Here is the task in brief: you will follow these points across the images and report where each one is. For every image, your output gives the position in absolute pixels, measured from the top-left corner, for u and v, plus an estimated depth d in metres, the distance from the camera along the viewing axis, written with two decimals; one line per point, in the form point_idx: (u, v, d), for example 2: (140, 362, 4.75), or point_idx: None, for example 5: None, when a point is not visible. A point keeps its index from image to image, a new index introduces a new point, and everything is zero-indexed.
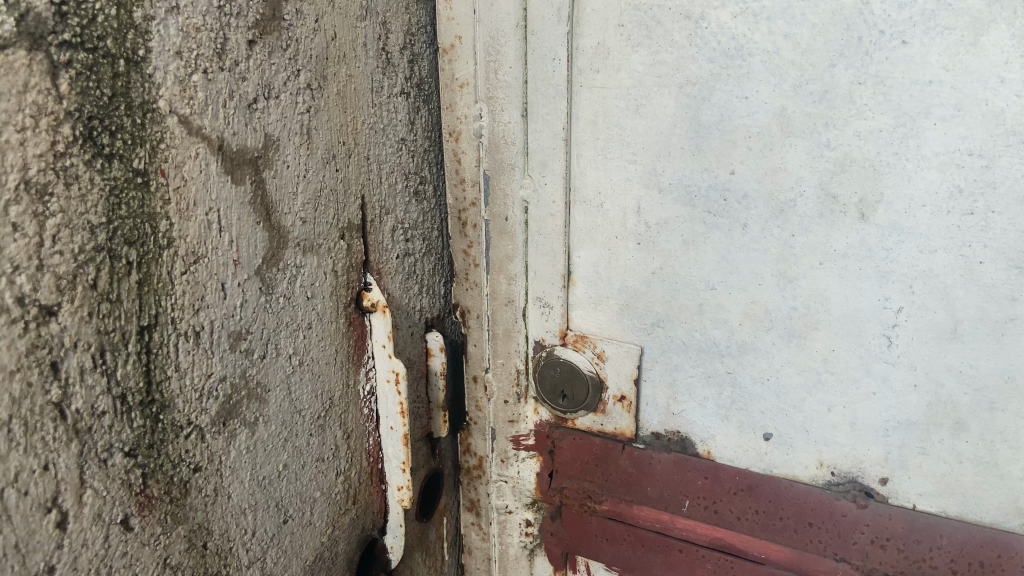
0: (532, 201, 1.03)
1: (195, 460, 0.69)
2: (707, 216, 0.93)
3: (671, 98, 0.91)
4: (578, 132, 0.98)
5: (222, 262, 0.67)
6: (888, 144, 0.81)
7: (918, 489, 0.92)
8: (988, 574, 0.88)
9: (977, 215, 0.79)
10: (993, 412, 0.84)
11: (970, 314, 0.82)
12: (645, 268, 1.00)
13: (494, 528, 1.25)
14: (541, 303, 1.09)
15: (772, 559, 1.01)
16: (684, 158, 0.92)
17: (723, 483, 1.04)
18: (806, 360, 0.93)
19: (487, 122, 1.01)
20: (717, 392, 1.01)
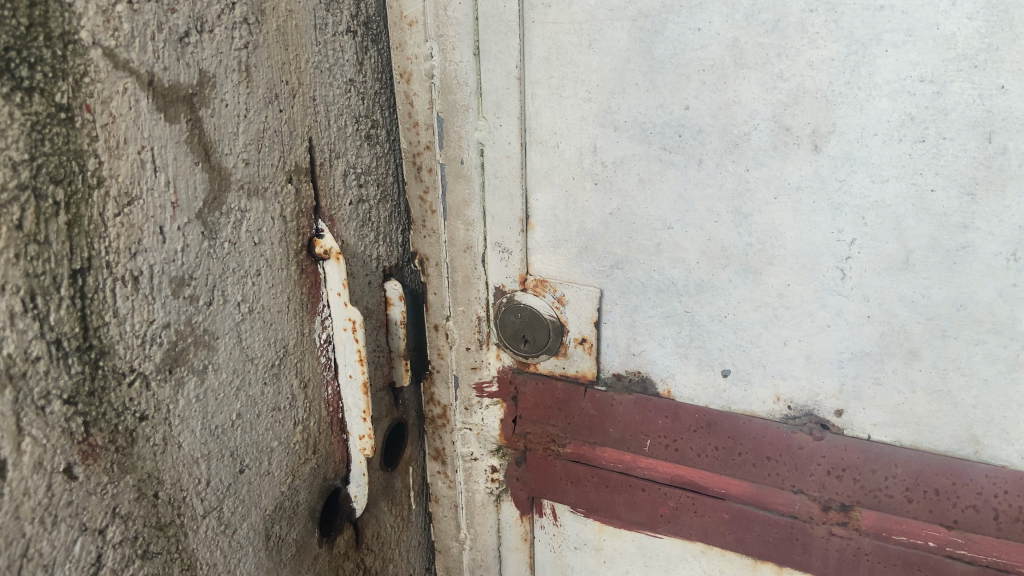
0: (487, 143, 1.01)
1: (141, 409, 0.67)
2: (662, 153, 0.92)
3: (624, 31, 0.89)
4: (531, 70, 0.96)
5: (159, 204, 0.65)
6: (840, 73, 0.80)
7: (873, 420, 0.93)
8: (942, 501, 0.91)
9: (928, 142, 0.79)
10: (945, 340, 0.86)
11: (922, 244, 0.83)
12: (603, 209, 0.99)
13: (460, 475, 1.26)
14: (499, 248, 1.08)
15: (732, 494, 1.04)
16: (638, 95, 0.91)
17: (684, 421, 1.05)
18: (763, 296, 0.94)
19: (438, 61, 0.98)
20: (676, 331, 1.01)
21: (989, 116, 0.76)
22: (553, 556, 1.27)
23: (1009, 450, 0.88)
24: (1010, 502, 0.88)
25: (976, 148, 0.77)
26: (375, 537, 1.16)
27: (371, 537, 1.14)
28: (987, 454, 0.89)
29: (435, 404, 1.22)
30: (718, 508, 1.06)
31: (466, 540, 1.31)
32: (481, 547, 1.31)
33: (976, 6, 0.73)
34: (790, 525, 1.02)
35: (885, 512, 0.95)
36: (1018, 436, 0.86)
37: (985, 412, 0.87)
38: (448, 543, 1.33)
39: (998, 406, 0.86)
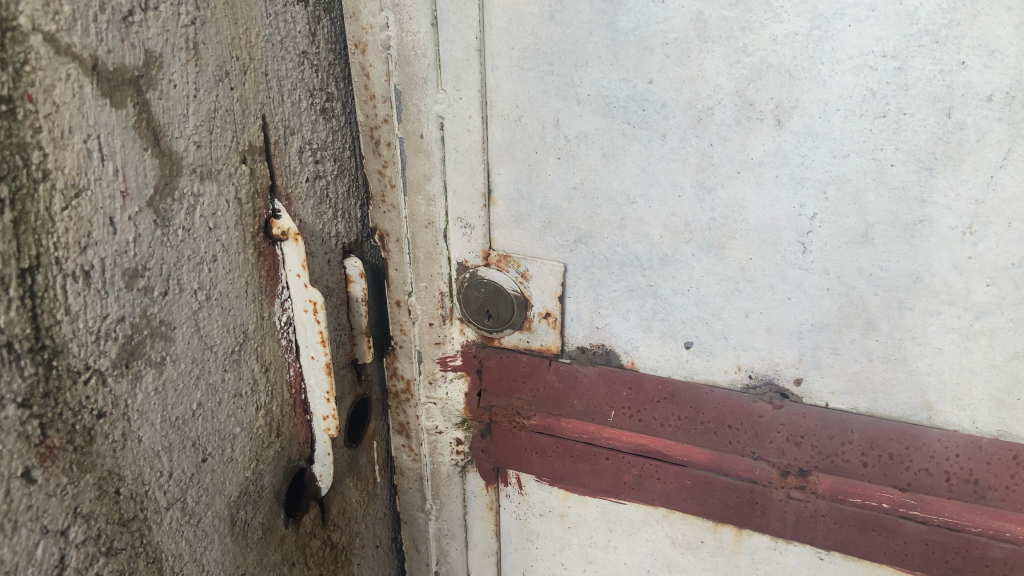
0: (447, 116, 0.99)
1: (98, 406, 0.65)
2: (626, 128, 0.91)
3: (587, 3, 0.87)
4: (491, 42, 0.93)
5: (109, 194, 0.62)
6: (803, 47, 0.79)
7: (831, 388, 0.96)
8: (897, 464, 0.95)
9: (889, 117, 0.79)
10: (902, 311, 0.88)
11: (881, 218, 0.84)
12: (566, 183, 0.98)
13: (425, 448, 1.26)
14: (461, 223, 1.06)
15: (693, 461, 1.06)
16: (601, 68, 0.89)
17: (647, 392, 1.06)
18: (725, 270, 0.94)
19: (395, 32, 0.95)
20: (640, 304, 1.02)
21: (948, 92, 0.76)
22: (519, 524, 1.29)
23: (960, 415, 0.91)
24: (962, 465, 0.92)
25: (935, 123, 0.78)
26: (341, 513, 1.15)
27: (337, 514, 1.14)
28: (940, 419, 0.92)
29: (399, 379, 1.22)
30: (680, 475, 1.09)
31: (432, 511, 1.32)
32: (447, 518, 1.32)
33: None
34: (750, 489, 1.05)
35: (841, 476, 0.98)
36: (969, 401, 0.90)
37: (938, 379, 0.90)
38: (413, 514, 1.34)
39: (951, 373, 0.89)
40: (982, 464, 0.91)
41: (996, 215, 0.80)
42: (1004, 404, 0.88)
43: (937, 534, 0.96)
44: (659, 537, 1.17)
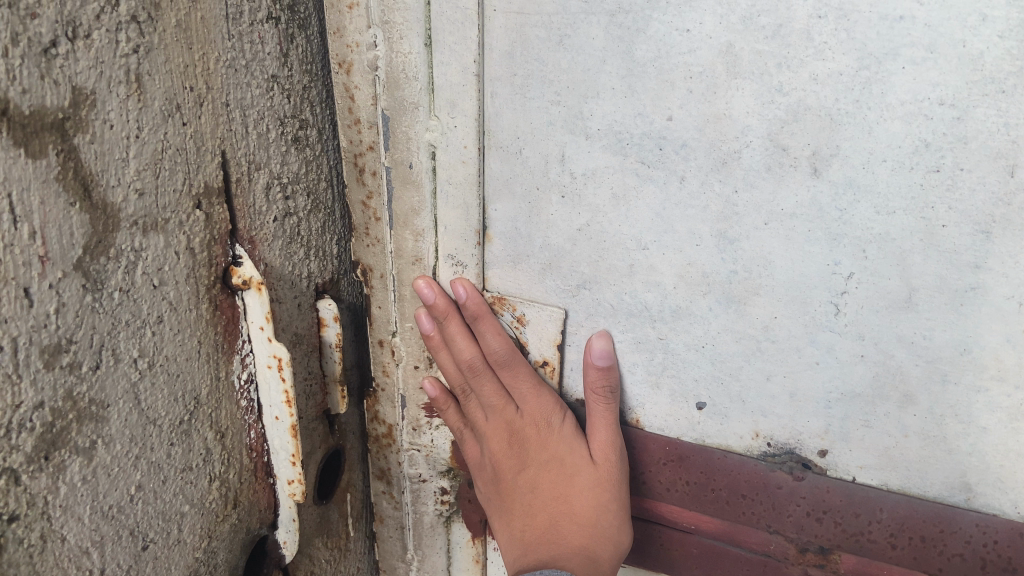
0: (439, 145, 0.88)
1: (8, 509, 0.55)
2: (639, 167, 0.81)
3: (600, 28, 0.76)
4: (492, 66, 0.83)
5: (24, 261, 0.53)
6: (848, 89, 0.69)
7: (859, 462, 0.86)
8: (929, 548, 0.85)
9: (943, 172, 0.69)
10: (944, 385, 0.78)
11: (928, 283, 0.74)
12: (570, 224, 0.88)
13: (407, 496, 1.16)
14: (453, 261, 0.95)
15: (702, 529, 0.97)
16: (615, 100, 0.79)
17: (653, 453, 0.96)
18: (745, 327, 0.84)
19: (383, 51, 0.85)
20: (648, 358, 0.92)
21: (1013, 148, 0.66)
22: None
23: (1002, 499, 0.82)
24: (998, 553, 0.83)
25: (996, 182, 0.68)
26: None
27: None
28: (978, 502, 0.83)
29: (381, 425, 1.12)
30: (686, 542, 0.99)
31: (413, 561, 1.22)
32: (430, 569, 1.22)
33: (1008, 23, 0.63)
34: (763, 562, 0.95)
35: (867, 556, 0.89)
36: (1013, 485, 0.81)
37: (980, 460, 0.81)
38: (393, 563, 1.24)
39: (995, 455, 0.80)
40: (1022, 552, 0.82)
41: None
42: None
43: None
44: None
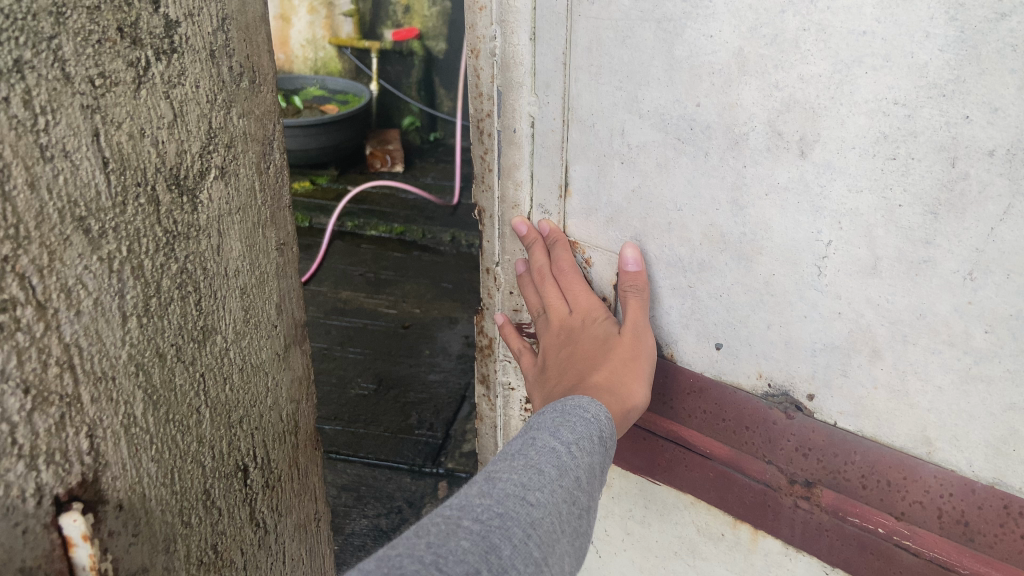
0: (536, 116, 1.17)
1: None
2: (677, 142, 1.02)
3: (651, 32, 0.99)
4: (576, 58, 1.08)
5: None
6: (827, 88, 0.87)
7: (839, 408, 1.02)
8: (894, 492, 0.99)
9: (899, 160, 0.85)
10: (906, 345, 0.92)
11: (889, 254, 0.90)
12: (627, 185, 1.10)
13: (498, 400, 1.45)
14: (542, 210, 1.23)
15: (716, 456, 1.15)
16: (661, 88, 1.01)
17: (680, 382, 1.16)
18: (752, 281, 1.03)
19: (501, 43, 1.16)
20: (681, 302, 1.12)
21: (954, 143, 0.81)
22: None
23: (958, 456, 0.94)
24: (954, 505, 0.95)
25: (940, 171, 0.83)
26: None
27: None
28: (938, 456, 0.95)
29: (485, 339, 1.42)
30: (705, 466, 1.18)
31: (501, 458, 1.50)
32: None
33: (948, 39, 0.78)
34: (763, 491, 1.12)
35: (844, 494, 1.04)
36: (966, 443, 0.93)
37: (938, 417, 0.94)
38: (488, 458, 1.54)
39: (950, 415, 0.93)
40: (974, 508, 0.94)
41: (996, 266, 0.83)
42: (1000, 453, 0.90)
43: (928, 567, 1.00)
44: (686, 524, 1.27)
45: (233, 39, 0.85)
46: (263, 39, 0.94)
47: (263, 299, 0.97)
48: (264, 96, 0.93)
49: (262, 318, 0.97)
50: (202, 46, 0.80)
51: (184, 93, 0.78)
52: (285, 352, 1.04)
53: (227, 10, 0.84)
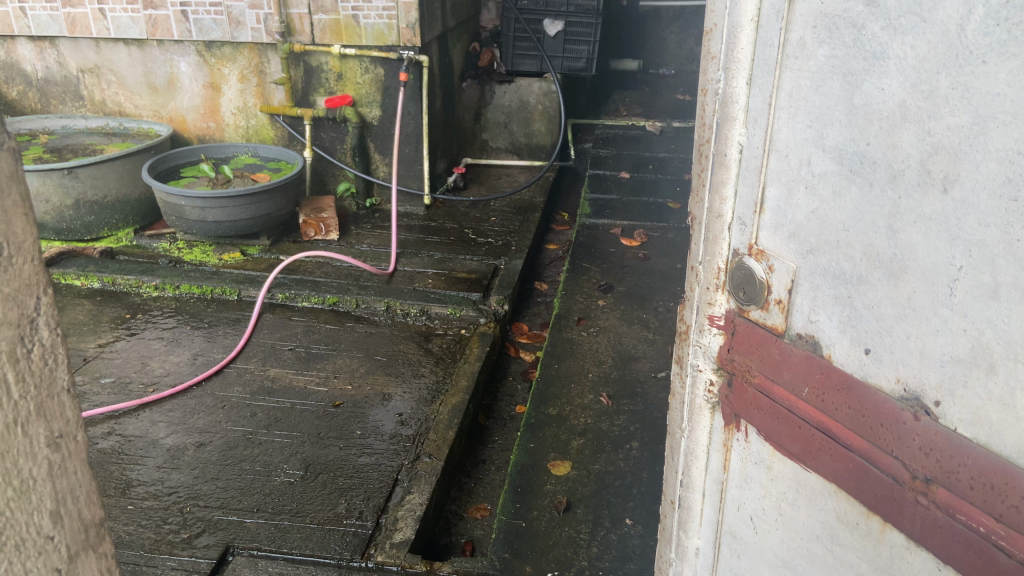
0: (744, 146, 1.13)
1: None
2: (850, 174, 0.98)
3: (837, 84, 0.97)
4: (779, 99, 1.06)
5: None
6: (967, 136, 0.85)
7: (959, 415, 0.93)
8: (997, 498, 0.89)
9: (1019, 203, 0.82)
10: (1017, 362, 0.86)
11: (1009, 280, 0.84)
12: (807, 208, 1.05)
13: (688, 379, 1.32)
14: (741, 224, 1.17)
15: (856, 447, 1.05)
16: (841, 128, 0.97)
17: (834, 379, 1.06)
18: (897, 296, 0.96)
19: (724, 83, 1.14)
20: (840, 310, 1.03)
21: None
22: (741, 466, 1.27)
23: None
24: None
25: None
26: None
27: None
28: None
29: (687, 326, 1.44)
30: (845, 457, 1.07)
31: (683, 431, 1.37)
32: (694, 443, 1.36)
33: None
34: (892, 484, 1.01)
35: (960, 494, 0.93)
36: None
37: None
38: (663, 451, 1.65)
39: None
40: None
41: None
42: None
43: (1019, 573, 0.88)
44: None
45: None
46: (19, 199, 1.05)
47: (23, 511, 1.10)
48: (17, 269, 1.04)
49: (22, 538, 1.10)
50: None
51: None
52: (66, 565, 1.20)
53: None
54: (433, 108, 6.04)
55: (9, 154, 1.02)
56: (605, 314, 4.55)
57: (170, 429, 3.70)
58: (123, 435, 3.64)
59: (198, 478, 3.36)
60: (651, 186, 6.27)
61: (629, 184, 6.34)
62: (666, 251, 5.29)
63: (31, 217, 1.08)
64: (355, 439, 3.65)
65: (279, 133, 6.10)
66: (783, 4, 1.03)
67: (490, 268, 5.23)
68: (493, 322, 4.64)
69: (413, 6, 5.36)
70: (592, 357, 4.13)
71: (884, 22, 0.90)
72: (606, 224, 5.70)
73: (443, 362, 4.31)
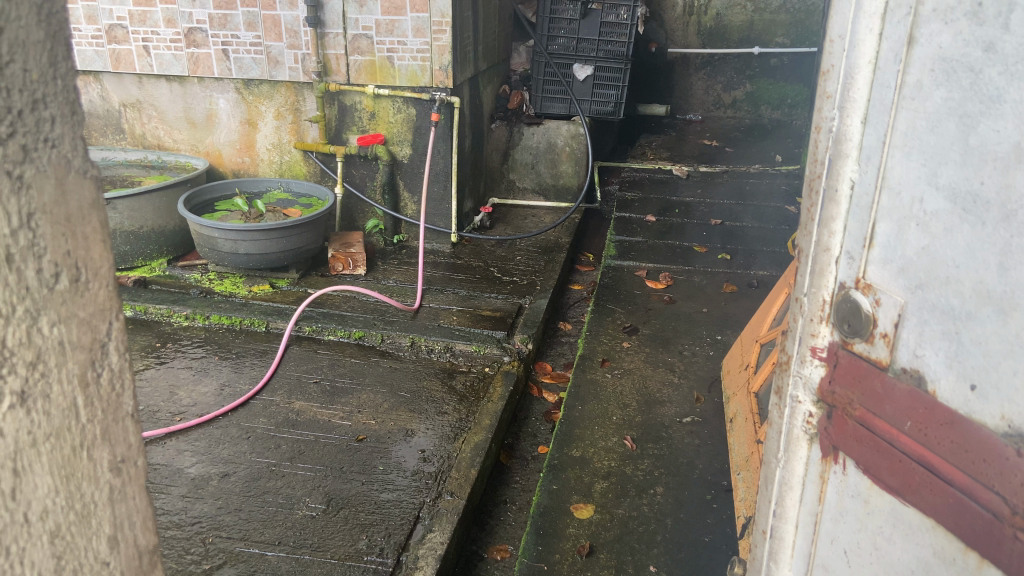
0: (856, 183, 1.20)
1: None
2: (962, 212, 1.02)
3: (953, 125, 1.02)
4: (894, 138, 1.12)
5: None
6: None
7: None
8: None
9: None
10: None
11: None
12: (917, 244, 1.09)
13: (786, 409, 1.38)
14: (849, 257, 1.23)
15: (956, 481, 1.05)
16: (956, 167, 1.02)
17: (936, 413, 1.08)
18: (1006, 333, 0.98)
19: (838, 122, 1.22)
20: (947, 345, 1.06)
21: None
22: (837, 499, 1.30)
23: None
24: None
25: None
26: None
27: None
28: None
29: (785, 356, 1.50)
30: (945, 491, 1.07)
31: (780, 461, 1.42)
32: (790, 473, 1.41)
33: None
34: (991, 519, 1.01)
35: None
36: None
37: None
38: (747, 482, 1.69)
39: None
40: None
41: None
42: None
43: None
44: None
45: (43, 233, 0.98)
46: (98, 226, 1.09)
47: (83, 536, 1.11)
48: (92, 293, 1.09)
49: (79, 562, 1.11)
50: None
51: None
52: None
53: (35, 205, 0.97)
54: (462, 148, 6.13)
55: (93, 182, 1.08)
56: (630, 356, 4.52)
57: (195, 458, 3.71)
58: (148, 462, 3.66)
59: (221, 509, 3.36)
60: (675, 230, 6.28)
61: (653, 226, 6.35)
62: (692, 295, 5.27)
63: (109, 243, 1.12)
64: (378, 475, 3.63)
65: (311, 169, 6.19)
66: (902, 49, 1.09)
67: (515, 305, 5.26)
68: (518, 360, 4.65)
69: (446, 49, 5.48)
70: (616, 401, 4.09)
71: (1002, 68, 0.95)
72: (632, 266, 5.71)
73: (466, 400, 4.29)
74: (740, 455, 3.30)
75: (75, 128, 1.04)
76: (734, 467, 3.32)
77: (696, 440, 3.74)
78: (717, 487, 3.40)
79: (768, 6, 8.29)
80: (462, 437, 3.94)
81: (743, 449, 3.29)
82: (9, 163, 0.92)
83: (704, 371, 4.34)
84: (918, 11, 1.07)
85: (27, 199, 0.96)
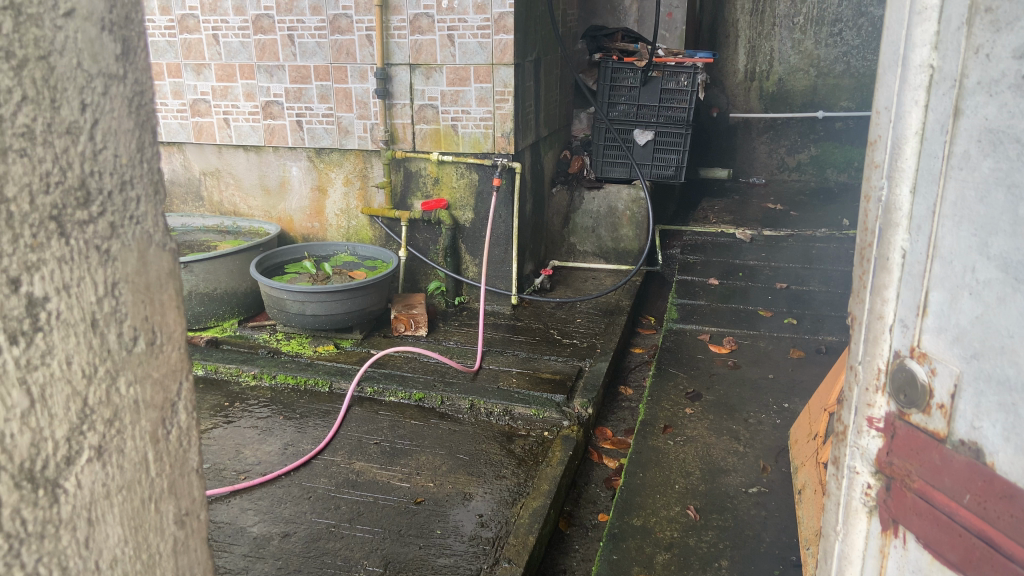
0: (907, 252, 1.19)
1: None
2: (1015, 281, 1.01)
3: (1003, 195, 1.02)
4: (944, 208, 1.12)
5: None
6: None
7: None
8: None
9: None
10: None
11: None
12: (971, 313, 1.08)
13: (844, 480, 1.35)
14: (903, 326, 1.21)
15: (1018, 558, 1.01)
16: (1008, 236, 1.01)
17: (995, 486, 1.05)
18: None
19: (887, 192, 1.22)
20: (1005, 416, 1.04)
21: None
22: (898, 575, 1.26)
23: None
24: None
25: None
26: None
27: None
28: None
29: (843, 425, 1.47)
30: (1007, 568, 1.03)
31: (839, 534, 1.38)
32: (849, 547, 1.37)
33: None
34: None
35: None
36: None
37: None
38: None
39: None
40: None
41: None
42: None
43: None
44: None
45: (125, 300, 1.06)
46: (172, 293, 1.18)
47: None
48: (165, 355, 1.17)
49: None
50: (82, 334, 0.98)
51: (49, 373, 0.93)
52: None
53: (119, 275, 1.05)
54: (523, 212, 6.24)
55: (171, 253, 1.18)
56: (692, 423, 4.44)
57: (258, 517, 3.77)
58: (213, 521, 3.74)
59: (281, 569, 3.40)
60: (739, 294, 6.21)
61: (716, 290, 6.29)
62: (756, 360, 5.17)
63: (182, 309, 1.21)
64: (435, 539, 3.62)
65: (377, 233, 6.38)
66: (948, 120, 1.10)
67: (575, 368, 5.25)
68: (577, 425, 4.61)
69: (508, 117, 5.65)
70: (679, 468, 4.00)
71: None
72: (694, 329, 5.65)
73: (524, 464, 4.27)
74: (809, 529, 3.18)
75: (158, 206, 1.14)
76: (803, 542, 3.19)
77: (763, 512, 3.61)
78: (786, 562, 3.27)
79: (831, 71, 8.30)
80: (520, 502, 3.90)
81: (812, 523, 3.17)
82: (98, 238, 1.01)
83: (769, 440, 4.22)
84: (963, 84, 1.08)
85: (112, 269, 1.04)
